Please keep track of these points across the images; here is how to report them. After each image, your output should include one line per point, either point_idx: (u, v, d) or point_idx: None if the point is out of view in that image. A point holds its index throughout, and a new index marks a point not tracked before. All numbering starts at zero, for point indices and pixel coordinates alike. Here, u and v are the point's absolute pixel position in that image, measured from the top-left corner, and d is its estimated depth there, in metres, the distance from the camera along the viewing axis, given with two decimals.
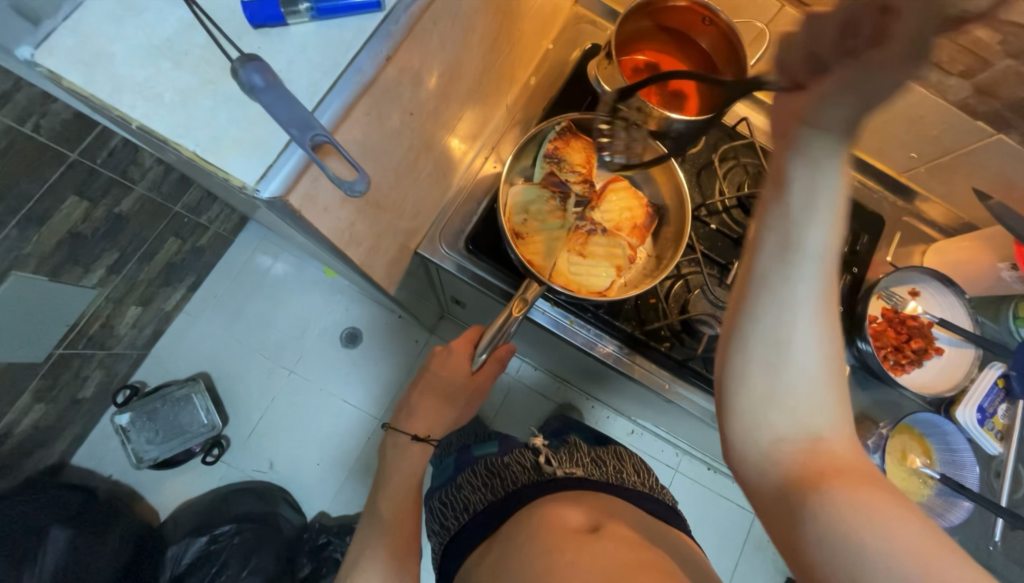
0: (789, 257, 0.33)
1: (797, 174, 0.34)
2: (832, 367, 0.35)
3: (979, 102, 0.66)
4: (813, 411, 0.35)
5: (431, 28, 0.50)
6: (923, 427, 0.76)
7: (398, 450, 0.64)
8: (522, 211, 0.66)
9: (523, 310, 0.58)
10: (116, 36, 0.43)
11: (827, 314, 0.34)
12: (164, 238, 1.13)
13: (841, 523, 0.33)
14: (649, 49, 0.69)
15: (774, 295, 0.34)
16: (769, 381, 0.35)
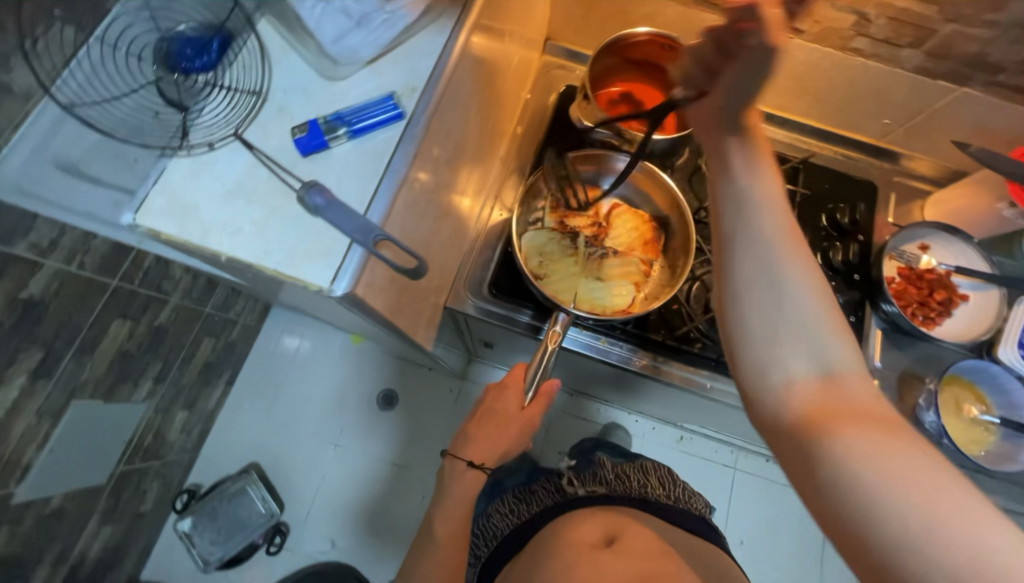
0: (748, 223, 0.39)
1: (730, 160, 0.40)
2: (822, 312, 0.39)
3: (935, 64, 0.71)
4: (810, 352, 0.39)
5: (443, 119, 0.55)
6: (968, 374, 0.75)
7: (454, 474, 0.66)
8: (537, 252, 0.71)
9: (557, 340, 0.62)
10: (195, 187, 0.49)
11: (794, 262, 0.39)
12: (200, 340, 1.20)
13: (847, 450, 0.36)
14: (621, 80, 0.77)
15: (746, 257, 0.40)
16: (761, 327, 0.40)
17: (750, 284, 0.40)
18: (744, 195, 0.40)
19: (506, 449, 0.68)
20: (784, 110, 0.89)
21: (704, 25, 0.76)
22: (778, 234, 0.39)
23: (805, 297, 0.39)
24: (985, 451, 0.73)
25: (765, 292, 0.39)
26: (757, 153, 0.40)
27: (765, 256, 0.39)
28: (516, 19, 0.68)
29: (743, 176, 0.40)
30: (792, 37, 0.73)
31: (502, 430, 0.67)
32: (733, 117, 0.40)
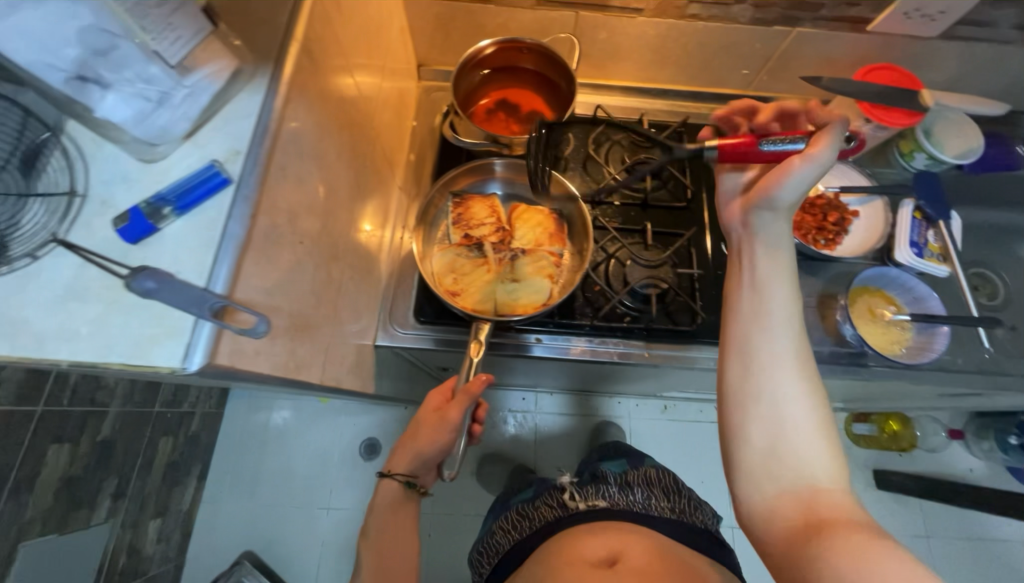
0: (759, 339, 0.51)
1: (756, 279, 0.53)
2: (818, 421, 0.49)
3: (764, 13, 0.76)
4: (803, 461, 0.47)
5: (286, 161, 0.41)
6: (875, 281, 0.80)
7: (382, 491, 0.65)
8: (450, 271, 0.71)
9: (479, 350, 0.62)
10: (8, 294, 0.34)
11: (796, 379, 0.49)
12: (156, 442, 1.14)
13: (829, 560, 0.41)
14: (491, 90, 0.79)
15: (759, 365, 0.50)
16: (765, 432, 0.49)
17: (755, 389, 0.50)
18: (759, 311, 0.52)
19: (418, 456, 0.64)
20: (656, 81, 0.91)
21: (554, 22, 0.79)
22: (786, 350, 0.50)
23: (801, 410, 0.49)
24: (904, 348, 0.76)
25: (766, 398, 0.49)
26: (779, 276, 0.52)
27: (771, 368, 0.50)
28: (383, 56, 0.70)
29: (765, 293, 0.52)
30: (635, 17, 0.77)
31: (413, 437, 0.64)
32: (766, 225, 0.54)
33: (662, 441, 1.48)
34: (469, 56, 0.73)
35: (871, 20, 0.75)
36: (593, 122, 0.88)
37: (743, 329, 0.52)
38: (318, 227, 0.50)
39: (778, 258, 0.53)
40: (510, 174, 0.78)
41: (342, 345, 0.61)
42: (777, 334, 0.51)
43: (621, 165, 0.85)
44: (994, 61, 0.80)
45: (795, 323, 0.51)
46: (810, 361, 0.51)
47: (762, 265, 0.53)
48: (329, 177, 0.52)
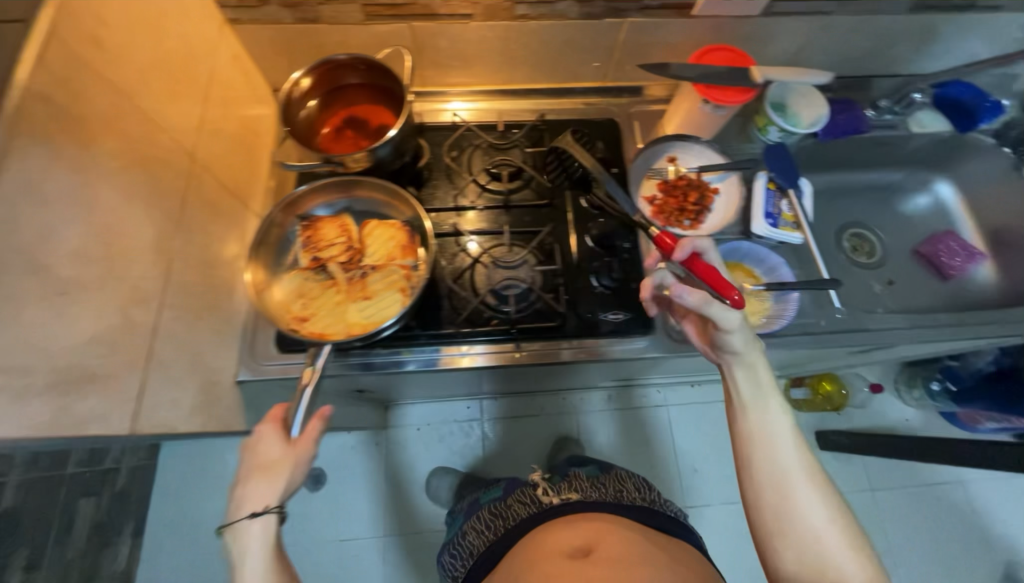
0: (767, 459, 0.58)
1: (750, 404, 0.61)
2: (836, 520, 0.56)
3: (591, 7, 0.76)
4: (833, 564, 0.54)
5: (13, 212, 0.40)
6: (734, 256, 0.84)
7: (246, 536, 0.55)
8: (298, 297, 0.70)
9: (314, 373, 0.61)
10: None
11: (809, 489, 0.56)
12: (75, 503, 1.08)
13: None
14: (333, 110, 0.78)
15: (771, 485, 0.57)
16: (791, 545, 0.55)
17: (778, 501, 0.56)
18: (761, 433, 0.59)
19: (289, 481, 0.58)
20: (514, 83, 0.92)
21: (392, 36, 0.78)
22: (795, 464, 0.57)
23: (821, 518, 0.55)
24: (764, 317, 0.79)
25: (785, 507, 0.56)
26: (771, 399, 0.60)
27: (783, 485, 0.56)
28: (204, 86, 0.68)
29: (762, 417, 0.60)
30: (468, 22, 0.77)
31: (272, 472, 0.57)
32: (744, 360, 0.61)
33: (606, 432, 1.48)
34: (300, 78, 0.72)
35: (693, 4, 0.77)
36: (450, 129, 0.88)
37: (750, 451, 0.59)
38: (100, 275, 0.49)
39: (765, 380, 0.61)
40: (361, 191, 0.77)
41: (173, 386, 0.59)
42: (780, 443, 0.58)
43: (479, 168, 0.85)
44: (822, 32, 0.83)
45: (795, 434, 0.59)
46: (816, 466, 0.58)
47: (755, 392, 0.61)
48: (113, 221, 0.51)
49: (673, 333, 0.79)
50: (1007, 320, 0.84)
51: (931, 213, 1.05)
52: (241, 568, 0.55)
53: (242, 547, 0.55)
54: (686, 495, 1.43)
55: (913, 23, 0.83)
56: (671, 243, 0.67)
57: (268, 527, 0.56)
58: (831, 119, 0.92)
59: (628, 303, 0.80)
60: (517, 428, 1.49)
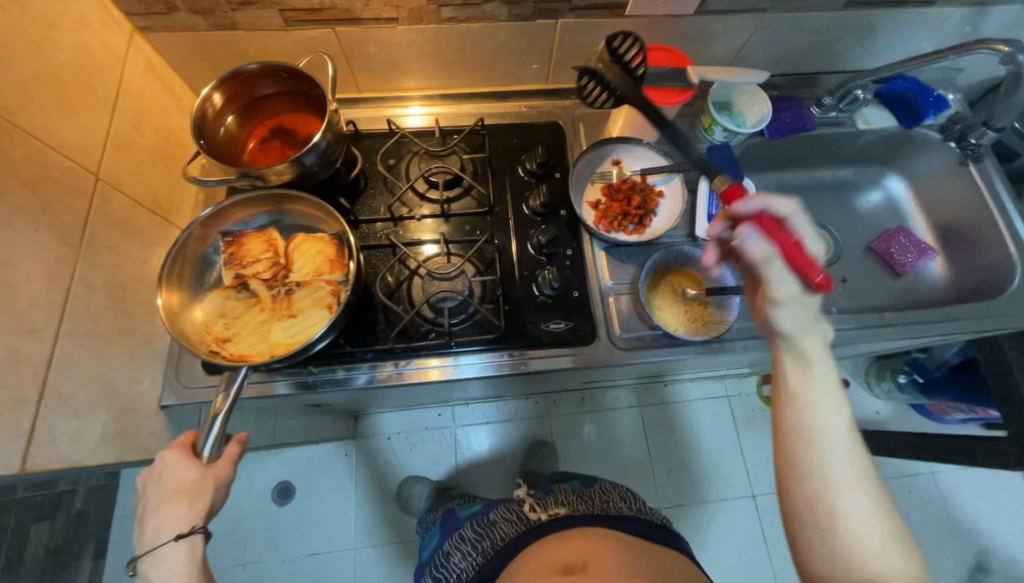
0: (809, 435, 0.47)
1: (792, 370, 0.49)
2: (894, 539, 0.45)
3: (521, 8, 0.74)
4: (875, 565, 0.44)
5: None
6: (676, 261, 0.83)
7: (165, 567, 0.51)
8: (220, 316, 0.67)
9: (224, 401, 0.56)
10: None
11: (854, 477, 0.46)
12: (27, 530, 0.98)
13: None
14: (256, 120, 0.75)
15: (811, 468, 0.46)
16: (822, 538, 0.46)
17: (832, 517, 0.45)
18: (803, 406, 0.48)
19: (213, 502, 0.55)
20: (454, 86, 0.90)
21: (316, 41, 0.75)
22: (840, 443, 0.47)
23: (864, 509, 0.45)
24: (706, 323, 0.78)
25: (841, 524, 0.45)
26: (819, 366, 0.49)
27: (823, 467, 0.46)
28: (111, 99, 0.65)
29: (804, 385, 0.48)
30: (394, 26, 0.74)
31: (186, 497, 0.53)
32: (792, 310, 0.50)
33: (578, 435, 1.46)
34: (214, 89, 0.68)
35: (625, 4, 0.75)
36: (387, 136, 0.85)
37: (786, 425, 0.48)
38: None
39: (813, 342, 0.49)
40: (287, 204, 0.74)
41: (76, 417, 0.56)
42: (836, 446, 0.47)
43: (417, 175, 0.83)
44: (760, 29, 0.82)
45: (852, 435, 0.48)
46: (872, 473, 0.48)
47: (802, 355, 0.49)
48: None
49: (615, 342, 0.77)
50: (954, 320, 0.84)
51: (885, 209, 1.05)
52: None
53: (161, 578, 0.51)
54: (662, 497, 1.40)
55: (851, 19, 0.82)
56: (734, 208, 0.53)
57: (194, 549, 0.53)
58: (776, 117, 0.90)
59: (570, 313, 0.78)
60: (488, 434, 1.46)
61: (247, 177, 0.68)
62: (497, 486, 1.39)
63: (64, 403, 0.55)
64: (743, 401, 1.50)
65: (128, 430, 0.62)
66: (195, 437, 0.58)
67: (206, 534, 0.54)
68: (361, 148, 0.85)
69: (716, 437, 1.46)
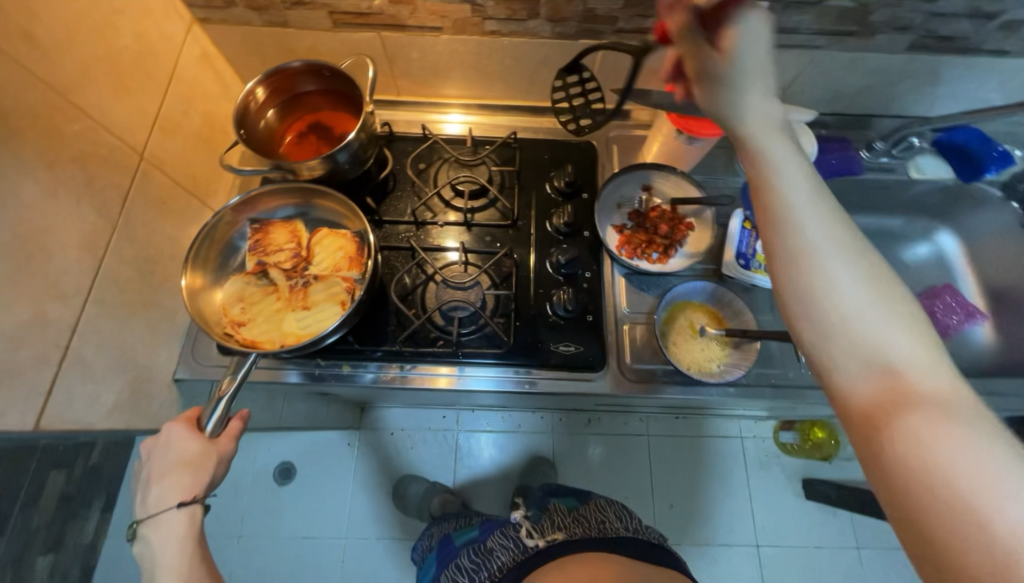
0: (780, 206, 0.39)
1: (757, 153, 0.42)
2: (921, 330, 0.35)
3: (564, 27, 0.74)
4: (878, 342, 0.35)
5: None
6: (697, 296, 0.80)
7: (164, 535, 0.50)
8: (238, 300, 0.69)
9: (230, 384, 0.57)
10: None
11: (842, 246, 0.37)
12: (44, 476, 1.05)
13: (917, 460, 0.31)
14: (296, 114, 0.77)
15: (785, 245, 0.38)
16: (809, 320, 0.37)
17: (825, 311, 0.36)
18: (769, 180, 0.40)
19: (217, 475, 0.54)
20: (491, 97, 0.90)
21: (361, 43, 0.77)
22: (817, 209, 0.38)
23: (859, 279, 0.36)
24: (723, 365, 0.75)
25: (849, 318, 0.36)
26: (784, 147, 0.42)
27: (802, 236, 0.38)
28: (163, 83, 0.68)
29: (768, 161, 0.41)
30: (438, 34, 0.75)
31: (190, 465, 0.52)
32: (739, 92, 0.44)
33: (580, 455, 1.43)
34: (259, 83, 0.71)
35: None
36: (420, 141, 0.87)
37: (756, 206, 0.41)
38: (11, 270, 0.49)
39: (769, 126, 0.43)
40: (315, 199, 0.76)
41: (94, 382, 0.58)
42: (822, 235, 0.38)
43: (444, 182, 0.83)
44: (812, 65, 0.79)
45: (847, 222, 0.39)
46: (879, 261, 0.38)
47: (763, 135, 0.43)
48: (32, 215, 0.51)
49: (624, 372, 0.75)
50: (998, 394, 0.78)
51: (931, 264, 0.98)
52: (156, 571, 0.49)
53: (160, 545, 0.49)
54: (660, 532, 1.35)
55: (913, 62, 0.77)
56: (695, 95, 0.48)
57: (193, 520, 0.51)
58: (822, 158, 0.86)
59: (581, 337, 0.76)
60: (490, 443, 1.45)
61: (280, 169, 0.70)
62: (493, 496, 1.38)
63: (86, 367, 0.57)
64: (757, 445, 1.43)
65: (141, 399, 0.65)
66: (201, 411, 0.57)
67: (205, 505, 0.53)
68: (394, 151, 0.86)
69: (724, 478, 1.40)
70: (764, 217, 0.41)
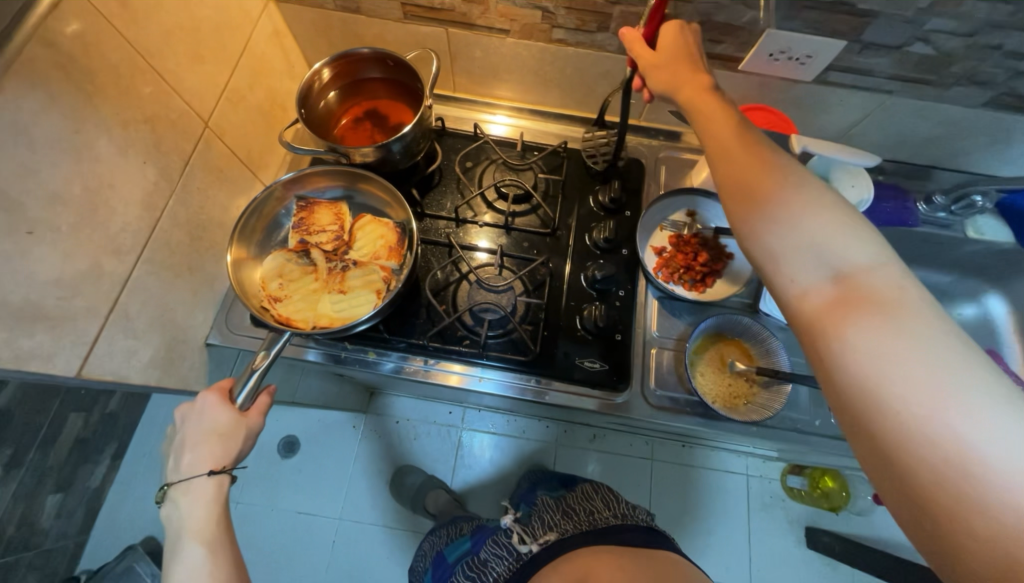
0: (733, 161, 0.45)
1: (717, 122, 0.48)
2: (866, 236, 0.37)
3: None
4: (822, 255, 0.37)
5: None
6: (731, 330, 0.78)
7: (193, 500, 0.51)
8: (277, 276, 0.70)
9: (264, 360, 0.58)
10: None
11: (789, 181, 0.41)
12: (65, 416, 1.08)
13: (851, 355, 0.33)
14: (354, 100, 0.79)
15: (739, 187, 0.43)
16: (763, 246, 0.41)
17: (774, 236, 0.40)
18: (724, 143, 0.46)
19: (245, 447, 0.55)
20: (545, 105, 0.90)
21: (427, 37, 0.78)
22: (767, 157, 0.44)
23: (807, 204, 0.39)
24: (751, 404, 0.73)
25: (798, 234, 0.39)
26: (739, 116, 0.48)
27: (754, 179, 0.42)
28: (235, 56, 0.70)
29: (724, 129, 0.48)
30: (504, 37, 0.76)
31: (222, 437, 0.53)
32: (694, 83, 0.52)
33: (580, 469, 1.41)
34: (326, 65, 0.72)
35: (740, 58, 0.72)
36: (469, 140, 0.88)
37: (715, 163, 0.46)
38: (75, 221, 0.51)
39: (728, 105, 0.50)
40: (362, 184, 0.77)
41: (134, 337, 0.60)
42: (771, 165, 0.43)
43: (489, 183, 0.84)
44: (879, 109, 0.77)
45: (799, 163, 0.44)
46: (824, 185, 0.41)
47: (722, 109, 0.49)
48: (102, 170, 0.53)
49: (647, 396, 0.74)
50: None
51: (974, 326, 0.95)
52: (182, 537, 0.50)
53: (188, 512, 0.50)
54: None
55: (987, 118, 0.75)
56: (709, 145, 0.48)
57: (220, 488, 0.52)
58: (876, 204, 0.84)
59: (607, 355, 0.75)
60: (492, 444, 1.44)
61: (334, 153, 0.71)
62: (488, 497, 1.38)
63: (130, 320, 0.58)
64: (762, 484, 1.40)
65: (174, 357, 0.66)
66: (233, 383, 0.58)
67: (231, 476, 0.54)
68: (443, 146, 0.87)
69: (724, 513, 1.37)
70: (729, 158, 0.45)
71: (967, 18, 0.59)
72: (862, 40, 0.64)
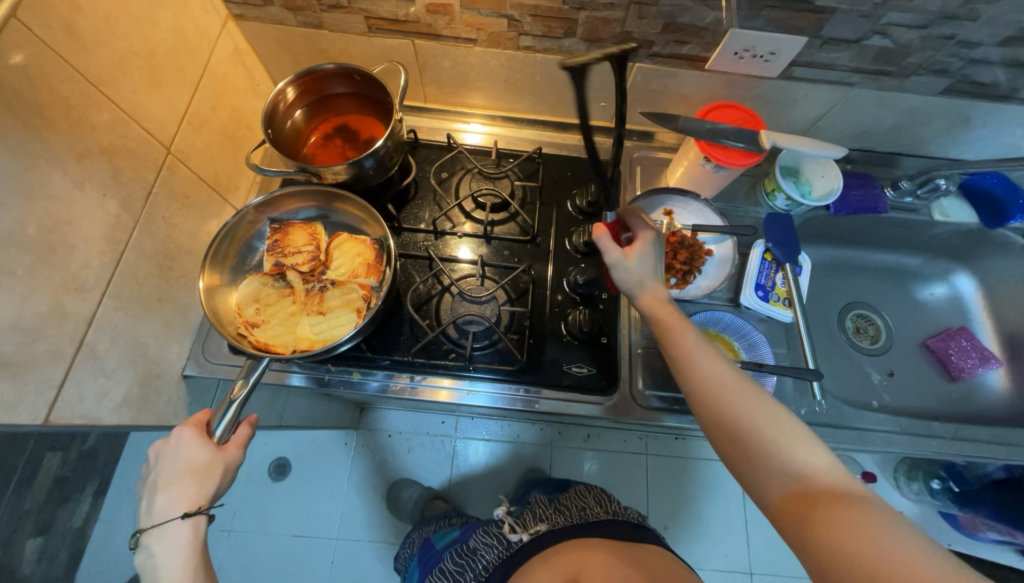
0: (692, 368, 0.56)
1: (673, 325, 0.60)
2: (809, 441, 0.49)
3: (598, 48, 0.74)
4: (786, 459, 0.48)
5: None
6: (716, 325, 0.78)
7: (168, 545, 0.49)
8: (252, 301, 0.68)
9: (242, 389, 0.56)
10: None
11: (741, 391, 0.53)
12: None
13: (834, 551, 0.41)
14: (322, 117, 0.77)
15: (703, 395, 0.54)
16: (737, 448, 0.51)
17: (746, 441, 0.50)
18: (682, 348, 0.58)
19: (222, 483, 0.53)
20: (517, 111, 0.90)
21: (394, 50, 0.77)
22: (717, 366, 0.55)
23: (761, 414, 0.51)
24: None
25: (764, 442, 0.49)
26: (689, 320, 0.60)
27: (717, 391, 0.53)
28: (194, 78, 0.68)
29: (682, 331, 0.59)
30: (472, 46, 0.75)
31: (198, 476, 0.51)
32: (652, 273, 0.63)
33: (576, 469, 1.41)
34: (290, 84, 0.70)
35: (706, 58, 0.72)
36: (443, 151, 0.87)
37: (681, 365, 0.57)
38: (32, 261, 0.49)
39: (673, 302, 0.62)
40: (336, 203, 0.76)
41: (105, 376, 0.57)
42: (721, 374, 0.54)
43: (466, 194, 0.83)
44: (843, 101, 0.78)
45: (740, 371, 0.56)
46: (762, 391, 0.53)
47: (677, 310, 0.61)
48: (58, 207, 0.51)
49: (637, 398, 0.74)
50: (1010, 445, 0.77)
51: (947, 305, 0.97)
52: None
53: (164, 557, 0.49)
54: None
55: (946, 105, 0.77)
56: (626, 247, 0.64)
57: (197, 530, 0.51)
58: (846, 193, 0.86)
59: (594, 358, 0.75)
60: (487, 450, 1.44)
61: (304, 172, 0.69)
62: (484, 505, 1.37)
63: (98, 360, 0.56)
64: None
65: (149, 392, 0.64)
66: (210, 417, 0.56)
67: (209, 514, 0.53)
68: (417, 158, 0.86)
69: (719, 502, 1.39)
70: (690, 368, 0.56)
71: (920, 10, 0.61)
72: (823, 36, 0.66)
